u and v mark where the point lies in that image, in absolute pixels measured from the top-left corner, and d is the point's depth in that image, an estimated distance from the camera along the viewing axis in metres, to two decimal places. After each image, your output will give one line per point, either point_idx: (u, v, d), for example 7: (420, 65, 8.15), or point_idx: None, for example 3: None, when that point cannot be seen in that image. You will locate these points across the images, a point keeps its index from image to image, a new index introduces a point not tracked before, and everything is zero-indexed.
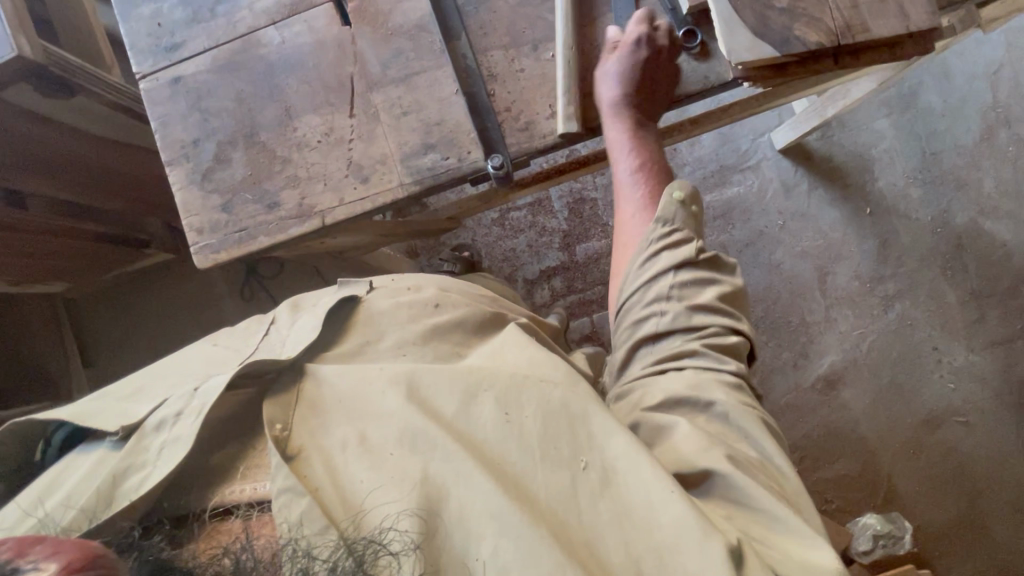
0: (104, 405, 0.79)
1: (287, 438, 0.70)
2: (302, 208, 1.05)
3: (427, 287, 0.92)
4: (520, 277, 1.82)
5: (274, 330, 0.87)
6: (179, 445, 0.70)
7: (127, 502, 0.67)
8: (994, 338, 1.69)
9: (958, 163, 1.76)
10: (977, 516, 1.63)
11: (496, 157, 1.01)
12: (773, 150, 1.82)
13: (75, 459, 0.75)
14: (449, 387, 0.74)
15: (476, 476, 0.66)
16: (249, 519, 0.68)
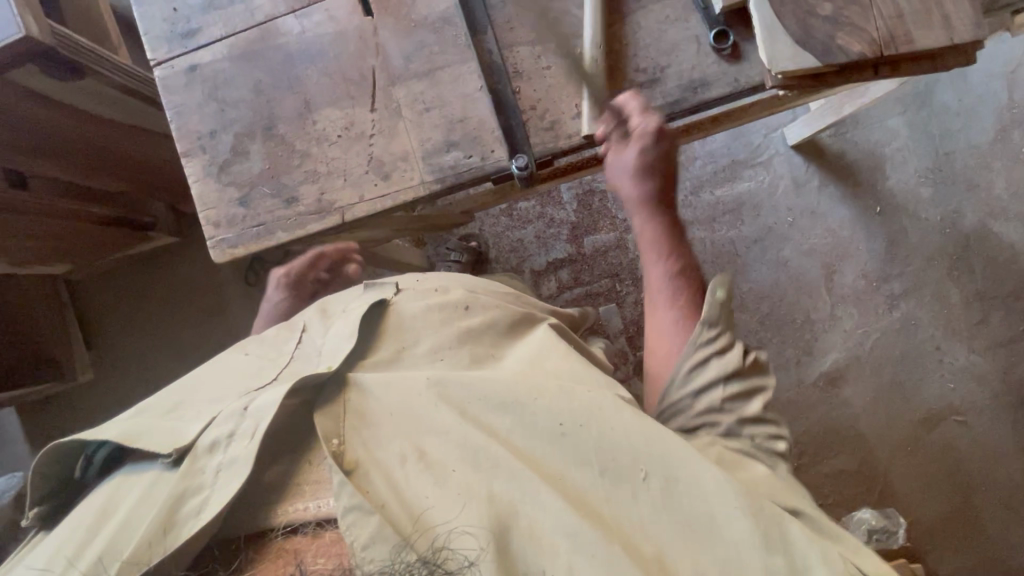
0: (147, 424, 0.79)
1: (343, 451, 0.71)
2: (322, 203, 1.04)
3: (456, 291, 0.94)
4: (527, 268, 1.81)
5: (308, 336, 0.92)
6: (237, 467, 0.70)
7: (191, 527, 0.67)
8: (996, 339, 1.70)
9: (971, 163, 1.75)
10: (970, 511, 1.66)
11: (521, 157, 0.99)
12: (785, 145, 1.81)
13: (128, 480, 0.75)
14: (500, 403, 0.76)
15: (540, 491, 0.68)
16: (317, 537, 0.68)
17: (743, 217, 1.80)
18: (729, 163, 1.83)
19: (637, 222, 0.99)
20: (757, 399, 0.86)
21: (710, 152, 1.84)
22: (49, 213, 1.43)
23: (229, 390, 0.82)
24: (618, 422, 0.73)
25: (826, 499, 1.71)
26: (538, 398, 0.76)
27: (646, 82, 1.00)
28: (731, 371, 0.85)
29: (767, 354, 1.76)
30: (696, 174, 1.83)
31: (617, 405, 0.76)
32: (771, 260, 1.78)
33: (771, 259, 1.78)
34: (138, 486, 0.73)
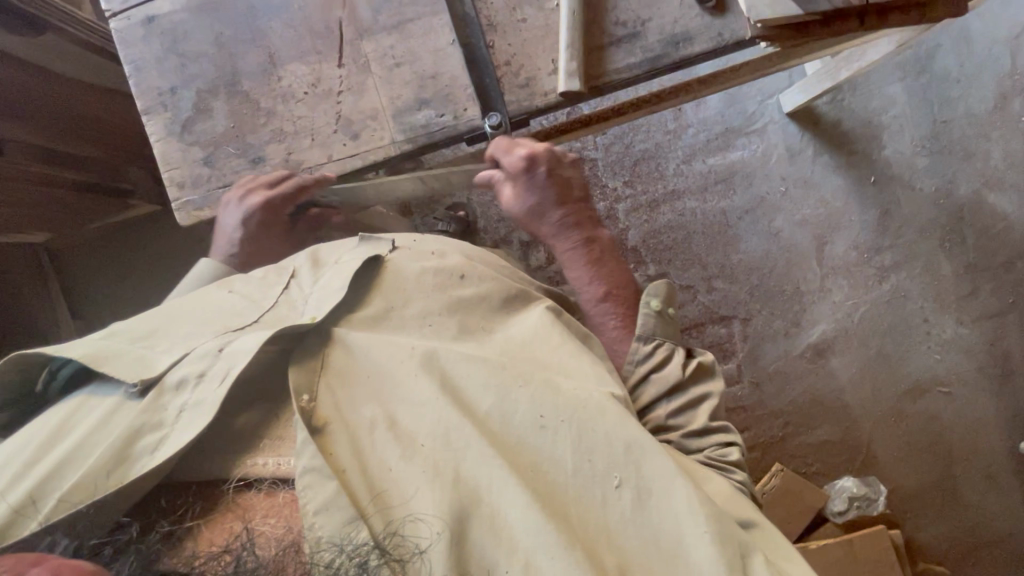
0: (114, 347, 0.77)
1: (313, 408, 0.71)
2: (289, 163, 1.02)
3: (451, 254, 0.91)
4: (516, 239, 1.79)
5: (295, 285, 0.88)
6: (199, 409, 0.70)
7: (144, 463, 0.67)
8: (985, 311, 1.70)
9: (969, 132, 1.72)
10: (948, 481, 1.69)
11: (494, 116, 0.98)
12: (780, 112, 1.77)
13: (88, 401, 0.74)
14: (484, 382, 0.74)
15: (508, 481, 0.66)
16: (271, 494, 0.69)
17: (735, 186, 1.77)
18: (723, 130, 1.79)
19: (563, 249, 1.08)
20: (704, 408, 0.91)
21: (704, 119, 1.79)
22: (19, 179, 1.38)
23: (203, 327, 0.81)
24: (602, 423, 0.71)
25: (810, 468, 1.74)
26: (523, 384, 0.74)
27: (625, 37, 0.96)
28: (670, 387, 0.92)
29: (755, 326, 1.75)
30: (688, 142, 1.79)
31: (605, 405, 0.72)
32: (762, 231, 1.76)
33: (762, 230, 1.76)
34: (97, 410, 0.73)
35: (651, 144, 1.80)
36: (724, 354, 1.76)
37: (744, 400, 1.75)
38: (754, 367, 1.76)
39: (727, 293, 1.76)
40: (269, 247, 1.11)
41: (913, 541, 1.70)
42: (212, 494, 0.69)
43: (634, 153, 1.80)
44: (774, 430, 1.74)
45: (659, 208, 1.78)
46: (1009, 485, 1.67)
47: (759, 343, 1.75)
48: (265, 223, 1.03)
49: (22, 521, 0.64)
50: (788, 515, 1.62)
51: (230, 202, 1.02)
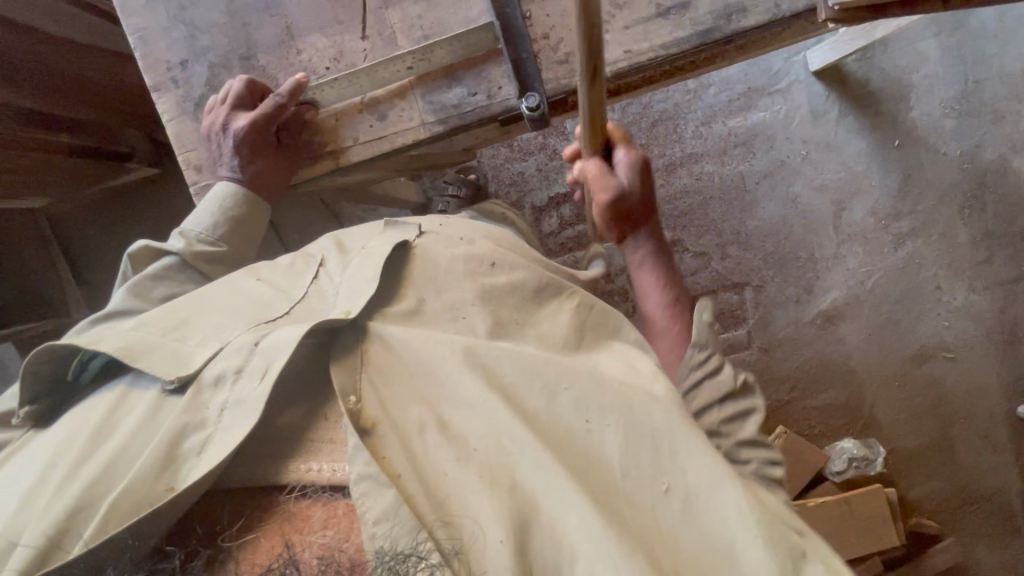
0: (150, 342, 0.78)
1: (360, 410, 0.71)
2: (315, 148, 1.04)
3: (481, 242, 0.93)
4: (528, 203, 1.75)
5: (325, 274, 0.91)
6: (242, 409, 0.70)
7: (191, 463, 0.69)
8: (999, 278, 1.70)
9: (1000, 94, 1.65)
10: (948, 442, 1.75)
11: (532, 96, 0.96)
12: (806, 71, 1.69)
13: (130, 396, 0.76)
14: (529, 379, 0.76)
15: (564, 484, 0.67)
16: (328, 505, 0.69)
17: (755, 149, 1.72)
18: (745, 90, 1.71)
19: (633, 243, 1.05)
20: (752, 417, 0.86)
21: (726, 78, 1.72)
22: (14, 146, 1.33)
23: (232, 321, 0.82)
24: (646, 421, 0.72)
25: (812, 430, 1.78)
26: (569, 384, 0.75)
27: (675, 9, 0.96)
28: (726, 394, 0.85)
29: (768, 292, 1.75)
30: (707, 102, 1.72)
31: (649, 399, 0.75)
32: (780, 196, 1.72)
33: (780, 195, 1.72)
34: (139, 408, 0.74)
35: (670, 103, 1.72)
36: (734, 321, 1.76)
37: (752, 364, 1.77)
38: (764, 334, 1.76)
39: (740, 260, 1.74)
40: (274, 171, 1.04)
41: (906, 498, 1.77)
42: (272, 503, 0.70)
43: (653, 113, 1.73)
44: (780, 393, 1.77)
45: (676, 171, 1.73)
46: (1004, 447, 1.73)
47: (770, 309, 1.75)
48: (253, 144, 1.01)
49: (76, 522, 0.65)
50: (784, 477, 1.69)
51: (217, 118, 1.01)
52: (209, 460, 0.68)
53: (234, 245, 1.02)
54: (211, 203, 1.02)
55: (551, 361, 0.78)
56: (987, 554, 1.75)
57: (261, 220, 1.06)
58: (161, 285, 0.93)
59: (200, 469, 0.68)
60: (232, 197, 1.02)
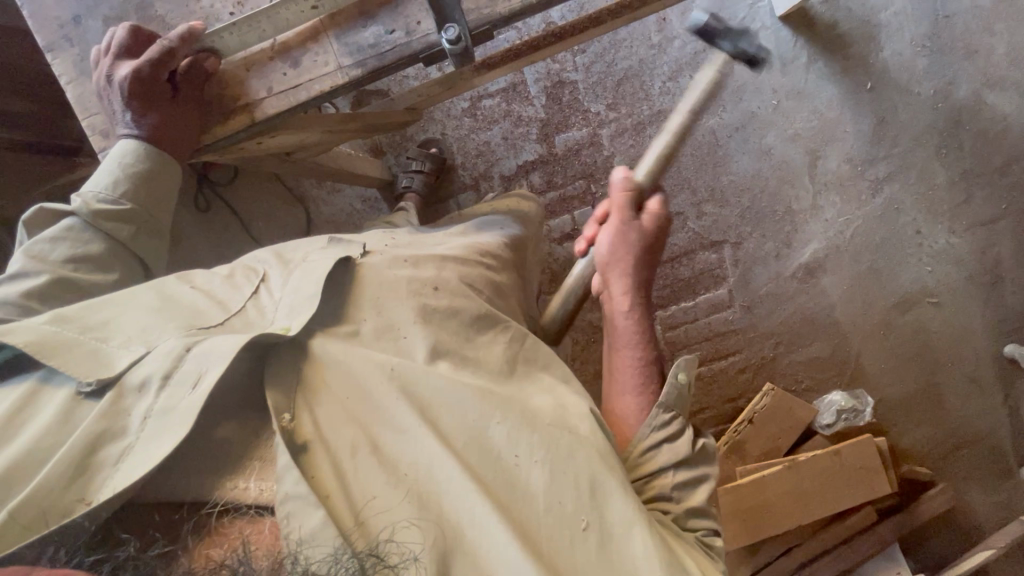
0: (67, 339, 0.73)
1: (295, 428, 0.70)
2: (225, 100, 1.00)
3: (426, 262, 0.92)
4: (496, 173, 1.70)
5: (265, 288, 0.87)
6: (167, 418, 0.66)
7: (106, 472, 0.64)
8: (979, 219, 1.67)
9: (971, 27, 1.61)
10: (935, 387, 1.73)
11: (450, 28, 0.90)
12: (772, 17, 1.65)
13: (44, 394, 0.72)
14: (460, 410, 0.74)
15: (487, 519, 0.68)
16: (249, 520, 0.66)
17: (724, 102, 1.67)
18: (711, 41, 1.66)
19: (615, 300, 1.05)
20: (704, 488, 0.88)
21: None
22: None
23: (161, 324, 0.78)
24: (572, 465, 0.73)
25: (800, 385, 1.75)
26: (502, 418, 0.74)
27: None
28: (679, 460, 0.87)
29: (746, 249, 1.71)
30: (675, 57, 1.67)
31: (575, 445, 0.75)
32: (752, 149, 1.68)
33: (752, 148, 1.68)
34: (51, 408, 0.70)
35: (634, 60, 1.67)
36: (715, 281, 1.72)
37: (735, 323, 1.73)
38: (745, 291, 1.73)
39: (716, 218, 1.70)
40: (175, 124, 0.99)
41: (898, 446, 1.76)
42: (193, 515, 0.67)
43: (617, 72, 1.68)
44: (765, 350, 1.74)
45: (645, 130, 1.67)
46: (991, 390, 1.72)
47: (749, 266, 1.72)
48: (145, 96, 0.97)
49: None
50: (773, 433, 1.67)
51: (101, 71, 0.97)
52: (127, 471, 0.64)
53: (138, 203, 1.02)
54: (110, 163, 1.00)
55: (488, 392, 0.76)
56: (980, 496, 1.75)
57: (171, 178, 1.04)
58: (60, 245, 0.95)
59: (114, 481, 0.63)
60: (133, 153, 1.00)
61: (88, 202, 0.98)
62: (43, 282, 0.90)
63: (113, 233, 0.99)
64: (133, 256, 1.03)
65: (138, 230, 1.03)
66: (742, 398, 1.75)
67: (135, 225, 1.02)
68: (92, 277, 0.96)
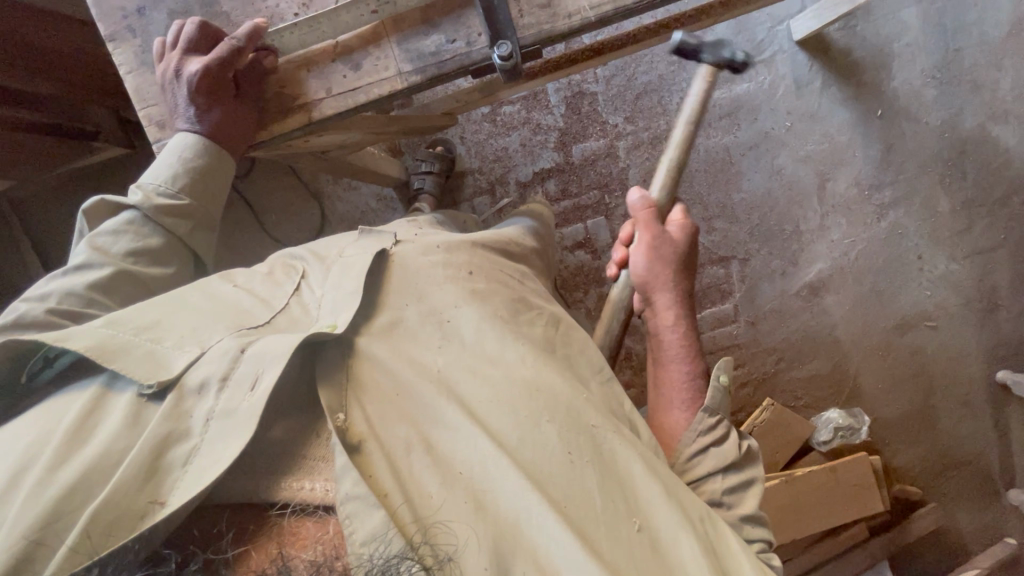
0: (126, 344, 0.74)
1: (347, 426, 0.71)
2: (282, 98, 1.01)
3: (459, 249, 0.94)
4: (512, 179, 1.72)
5: (306, 285, 0.90)
6: (230, 418, 0.68)
7: (177, 475, 0.65)
8: (978, 247, 1.72)
9: (979, 61, 1.67)
10: (930, 408, 1.77)
11: (503, 45, 0.93)
12: (790, 41, 1.68)
13: (104, 401, 0.73)
14: (507, 411, 0.75)
15: (545, 515, 0.69)
16: (314, 521, 0.67)
17: (740, 121, 1.70)
18: None
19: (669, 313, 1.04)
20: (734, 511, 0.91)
21: None
22: None
23: (213, 325, 0.80)
24: (620, 462, 0.77)
25: (798, 401, 1.79)
26: (550, 418, 0.76)
27: None
28: (706, 460, 0.92)
29: (753, 266, 1.74)
30: (693, 74, 1.70)
31: (613, 449, 0.78)
32: (764, 169, 1.71)
33: (764, 167, 1.71)
34: (113, 413, 0.71)
35: (654, 75, 1.70)
36: (722, 295, 1.75)
37: (740, 338, 1.76)
38: (751, 307, 1.76)
39: (726, 233, 1.73)
40: (236, 119, 1.00)
41: (890, 465, 1.80)
42: (262, 518, 0.68)
43: (637, 86, 1.70)
44: (767, 366, 1.77)
45: (661, 145, 1.71)
46: (984, 413, 1.77)
47: (757, 283, 1.75)
48: (209, 92, 0.98)
49: (49, 538, 0.61)
50: (772, 449, 1.70)
51: (169, 65, 0.97)
52: (195, 474, 0.65)
53: (195, 199, 1.03)
54: (172, 156, 1.01)
55: (536, 389, 0.78)
56: (968, 517, 1.80)
57: (224, 176, 1.05)
58: (123, 239, 0.96)
59: (184, 484, 0.65)
60: (192, 149, 1.01)
61: (149, 197, 0.99)
62: (107, 274, 0.92)
63: (171, 227, 1.00)
64: (188, 250, 1.04)
65: (194, 228, 1.03)
66: (742, 411, 1.79)
67: (193, 221, 1.03)
68: (150, 270, 0.97)
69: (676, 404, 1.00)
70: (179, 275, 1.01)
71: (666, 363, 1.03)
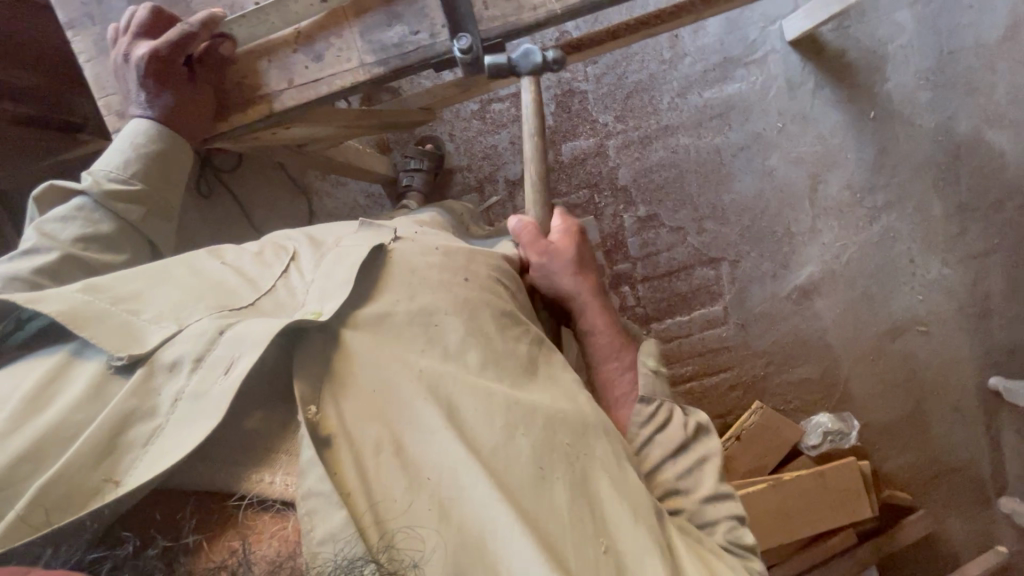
0: (99, 311, 0.73)
1: (319, 421, 0.69)
2: (244, 89, 1.01)
3: (457, 252, 0.91)
4: (501, 177, 1.71)
5: (295, 269, 0.88)
6: (199, 401, 0.66)
7: (136, 453, 0.65)
8: (971, 251, 1.70)
9: (974, 64, 1.65)
10: (921, 413, 1.76)
11: (463, 38, 0.92)
12: (782, 41, 1.67)
13: (74, 365, 0.72)
14: (483, 419, 0.74)
15: (509, 530, 0.68)
16: (271, 516, 0.66)
17: (731, 121, 1.69)
18: (720, 61, 1.68)
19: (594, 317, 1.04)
20: None
21: (701, 48, 1.68)
22: None
23: (193, 301, 0.78)
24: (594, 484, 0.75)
25: (789, 405, 1.77)
26: (526, 430, 0.74)
27: None
28: (681, 462, 0.90)
29: (743, 268, 1.73)
30: (684, 74, 1.69)
31: (589, 468, 0.76)
32: (755, 170, 1.70)
33: (755, 168, 1.70)
34: (79, 380, 0.70)
35: (645, 74, 1.69)
36: (711, 297, 1.74)
37: (729, 340, 1.75)
38: (740, 309, 1.74)
39: (716, 234, 1.72)
40: (190, 105, 1.00)
41: (880, 470, 1.78)
42: (217, 509, 0.67)
43: (627, 84, 1.69)
44: (757, 369, 1.76)
45: (651, 144, 1.70)
46: (975, 420, 1.75)
47: (747, 285, 1.73)
48: (158, 77, 0.97)
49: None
50: (760, 452, 1.69)
51: (119, 51, 0.98)
52: (157, 453, 0.64)
53: (149, 184, 1.02)
54: (121, 141, 1.00)
55: (516, 402, 0.76)
56: (958, 524, 1.78)
57: (183, 167, 1.05)
58: (71, 225, 0.95)
59: (143, 464, 0.64)
60: (144, 134, 1.00)
61: (98, 183, 0.98)
62: (53, 259, 0.90)
63: (124, 214, 0.99)
64: (144, 238, 1.03)
65: (148, 214, 1.02)
66: (731, 414, 1.76)
67: (145, 206, 1.01)
68: (99, 256, 0.95)
69: (614, 406, 0.98)
70: (135, 261, 1.01)
71: (603, 367, 1.02)
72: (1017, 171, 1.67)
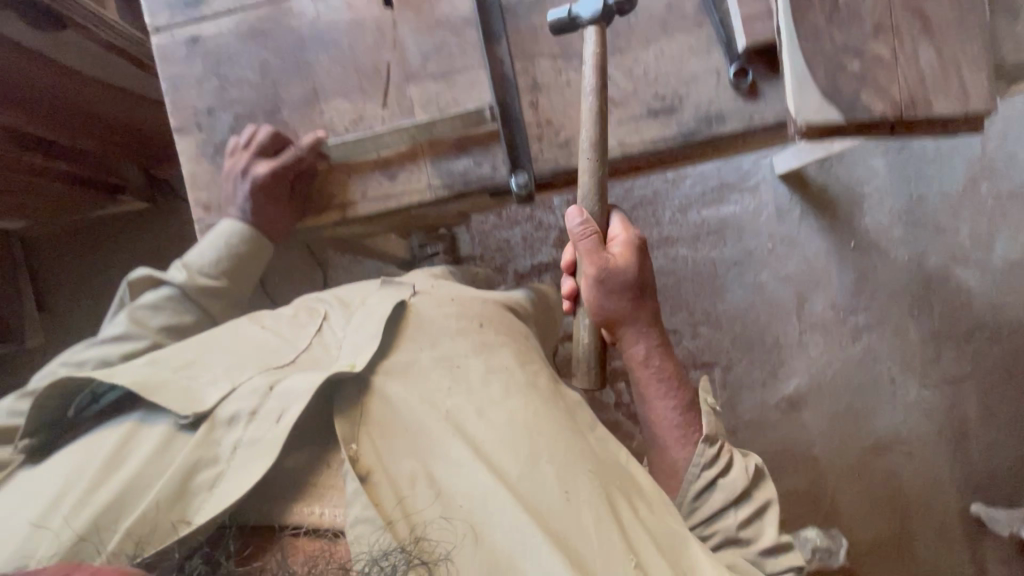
0: (161, 378, 0.78)
1: (356, 456, 0.74)
2: (321, 199, 1.11)
3: (470, 302, 0.96)
4: (511, 269, 1.81)
5: (328, 327, 0.93)
6: (258, 449, 0.73)
7: (204, 499, 0.71)
8: (946, 376, 1.80)
9: (940, 208, 1.85)
10: (905, 533, 1.77)
11: (520, 175, 1.03)
12: (773, 174, 1.86)
13: (137, 429, 0.76)
14: (510, 450, 0.77)
15: (538, 546, 0.71)
16: (319, 540, 0.72)
17: (726, 238, 1.84)
18: (718, 185, 1.86)
19: (642, 348, 1.05)
20: None
21: (701, 173, 1.87)
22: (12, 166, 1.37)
23: (243, 363, 0.83)
24: (612, 504, 0.78)
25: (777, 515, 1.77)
26: (550, 456, 0.78)
27: (663, 109, 1.02)
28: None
29: (734, 373, 1.81)
30: (685, 193, 1.86)
31: (609, 493, 0.79)
32: (747, 284, 1.83)
33: (748, 283, 1.83)
34: (147, 441, 0.75)
35: (650, 191, 1.87)
36: None
37: None
38: (730, 414, 1.80)
39: (710, 339, 1.81)
40: (274, 221, 1.09)
41: None
42: (270, 541, 0.73)
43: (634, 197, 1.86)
44: None
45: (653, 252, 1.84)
46: (959, 543, 1.76)
47: (736, 391, 1.80)
48: (269, 193, 1.06)
49: (85, 550, 0.67)
50: None
51: (236, 165, 1.06)
52: (222, 496, 0.71)
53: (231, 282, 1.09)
54: (216, 242, 1.08)
55: (536, 429, 0.79)
56: None
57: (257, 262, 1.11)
58: (161, 314, 1.02)
59: (211, 507, 0.70)
60: (237, 236, 1.08)
61: (191, 277, 1.05)
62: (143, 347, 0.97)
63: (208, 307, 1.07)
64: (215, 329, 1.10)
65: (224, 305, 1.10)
66: None
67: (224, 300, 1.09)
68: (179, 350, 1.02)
69: (667, 440, 1.03)
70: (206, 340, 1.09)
71: (651, 400, 1.05)
72: (982, 305, 1.82)
